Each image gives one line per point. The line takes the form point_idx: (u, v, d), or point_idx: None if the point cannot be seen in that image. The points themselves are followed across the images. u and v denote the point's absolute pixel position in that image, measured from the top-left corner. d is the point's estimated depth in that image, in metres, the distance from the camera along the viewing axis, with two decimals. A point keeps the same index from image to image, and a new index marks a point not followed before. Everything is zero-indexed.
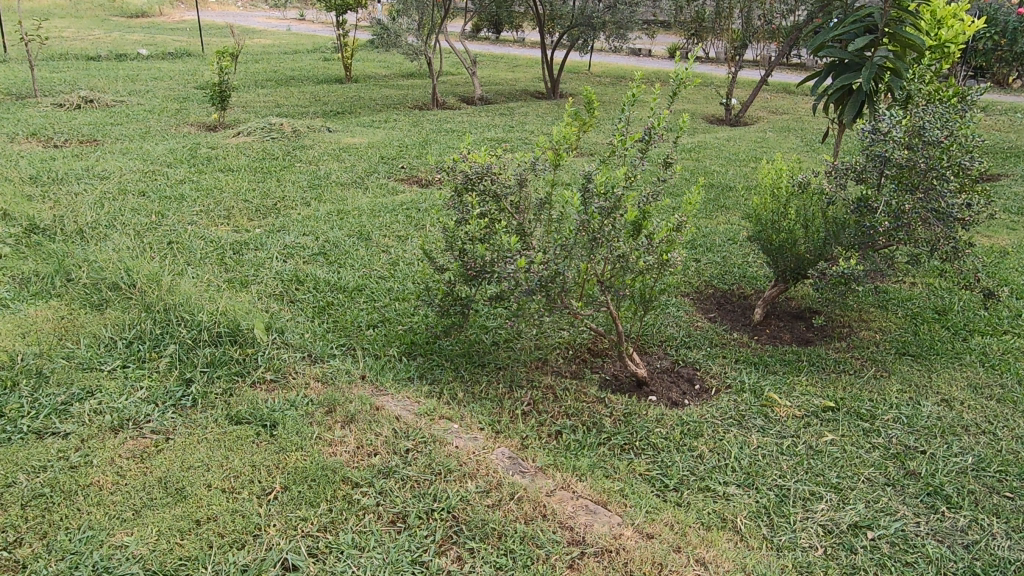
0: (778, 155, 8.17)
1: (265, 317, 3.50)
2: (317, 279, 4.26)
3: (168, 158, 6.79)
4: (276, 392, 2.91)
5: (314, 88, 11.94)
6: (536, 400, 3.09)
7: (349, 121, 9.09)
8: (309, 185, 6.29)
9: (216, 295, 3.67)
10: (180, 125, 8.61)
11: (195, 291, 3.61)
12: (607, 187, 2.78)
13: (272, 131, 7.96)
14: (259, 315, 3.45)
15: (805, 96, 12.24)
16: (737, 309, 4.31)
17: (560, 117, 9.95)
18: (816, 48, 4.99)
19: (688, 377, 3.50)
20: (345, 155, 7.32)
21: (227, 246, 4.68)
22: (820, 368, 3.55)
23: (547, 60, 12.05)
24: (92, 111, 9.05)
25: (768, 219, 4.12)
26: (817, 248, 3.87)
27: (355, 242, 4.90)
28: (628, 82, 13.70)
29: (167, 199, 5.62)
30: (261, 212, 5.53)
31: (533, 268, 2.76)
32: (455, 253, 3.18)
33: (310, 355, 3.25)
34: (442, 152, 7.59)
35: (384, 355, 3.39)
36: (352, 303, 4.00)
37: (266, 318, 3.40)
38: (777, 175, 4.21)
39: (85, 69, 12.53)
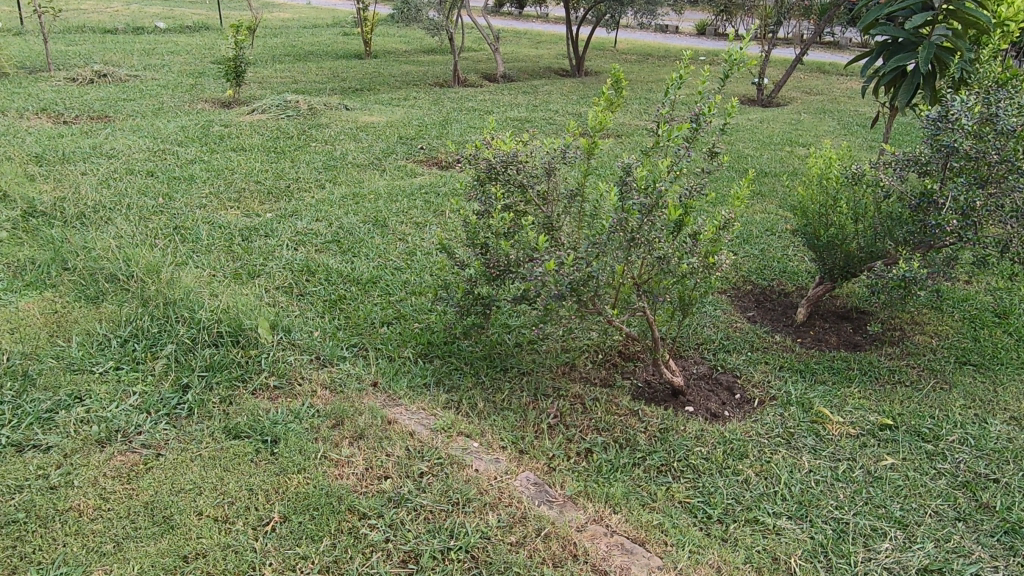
0: (815, 138, 7.80)
1: (271, 313, 3.25)
2: (328, 270, 4.01)
3: (180, 136, 6.55)
4: (279, 400, 2.67)
5: (332, 64, 11.64)
6: (563, 412, 2.83)
7: (368, 98, 8.81)
8: (325, 167, 6.03)
9: (220, 289, 3.43)
10: (194, 102, 8.37)
11: (197, 285, 3.37)
12: (648, 181, 2.49)
13: (287, 109, 7.69)
14: (265, 312, 3.21)
15: (841, 76, 11.78)
16: (778, 308, 4.01)
17: (586, 97, 9.60)
18: (867, 27, 4.62)
19: (728, 386, 3.22)
20: (362, 135, 7.05)
21: (236, 233, 4.45)
22: (873, 378, 3.25)
23: (572, 37, 11.68)
24: (104, 86, 8.82)
25: (815, 212, 3.80)
26: (870, 245, 3.55)
27: (371, 230, 4.64)
28: (656, 60, 13.29)
29: (176, 180, 5.38)
30: (274, 195, 5.28)
31: (563, 271, 2.47)
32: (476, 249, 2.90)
33: (318, 357, 3.00)
34: (463, 132, 7.31)
35: (398, 358, 3.14)
36: (365, 297, 3.75)
37: (271, 315, 3.16)
38: (826, 164, 3.87)
39: (101, 42, 12.31)
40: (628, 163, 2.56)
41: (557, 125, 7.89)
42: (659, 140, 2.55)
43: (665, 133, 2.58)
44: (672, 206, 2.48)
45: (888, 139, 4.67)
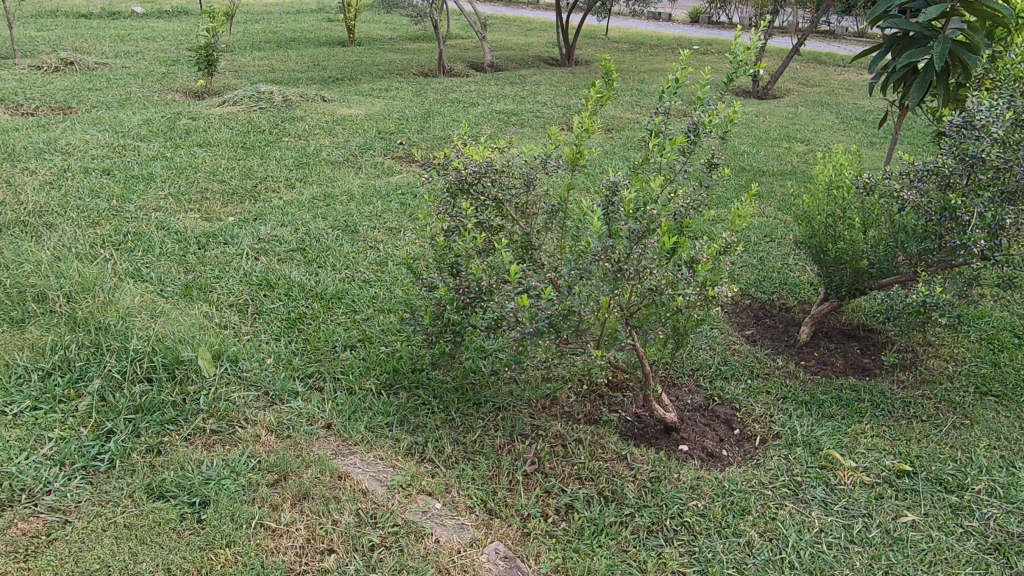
0: (813, 133, 7.48)
1: (217, 339, 2.90)
2: (290, 283, 3.67)
3: (143, 130, 6.17)
4: (217, 449, 2.33)
5: (313, 52, 11.23)
6: (542, 457, 2.51)
7: (347, 88, 8.42)
8: (296, 164, 5.67)
9: (162, 311, 3.08)
10: (163, 91, 7.97)
11: (136, 307, 3.02)
12: (639, 203, 2.16)
13: (261, 101, 7.31)
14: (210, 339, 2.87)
15: (838, 67, 11.48)
16: (778, 326, 3.70)
17: (575, 88, 9.25)
18: (874, 19, 4.25)
19: (725, 419, 2.92)
20: (339, 128, 6.69)
21: (192, 240, 4.09)
22: (885, 411, 2.94)
23: (562, 25, 11.30)
24: (70, 74, 8.40)
25: (820, 223, 3.48)
26: (882, 262, 3.23)
27: (340, 236, 4.30)
28: (648, 49, 12.93)
29: (133, 179, 5.01)
30: (238, 196, 4.92)
31: (541, 305, 2.14)
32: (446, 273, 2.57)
33: (267, 393, 2.67)
34: (445, 126, 6.95)
35: (359, 391, 2.81)
36: (327, 316, 3.41)
37: (215, 343, 2.81)
38: (834, 171, 3.54)
39: (72, 27, 11.84)
40: (617, 181, 2.22)
41: (545, 119, 7.55)
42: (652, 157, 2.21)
43: (660, 149, 2.24)
44: (667, 231, 2.15)
45: (896, 140, 4.33)
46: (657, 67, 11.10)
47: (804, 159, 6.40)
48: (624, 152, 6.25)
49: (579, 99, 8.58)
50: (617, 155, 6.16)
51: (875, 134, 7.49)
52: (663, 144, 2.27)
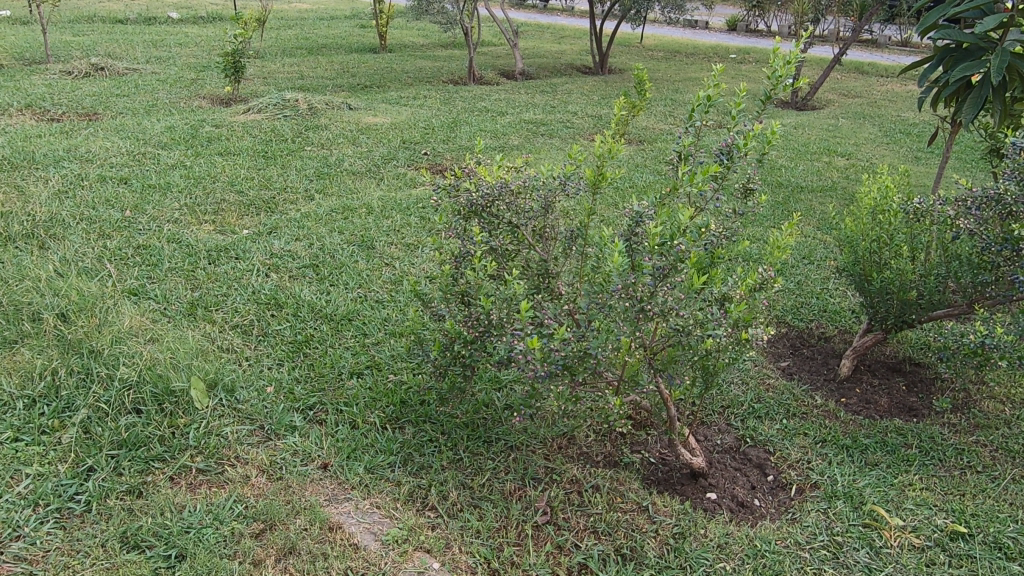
0: (855, 147, 7.19)
1: (214, 366, 2.73)
2: (299, 302, 3.51)
3: (165, 137, 6.09)
4: (202, 492, 2.16)
5: (343, 58, 11.16)
6: (556, 506, 2.31)
7: (374, 96, 8.30)
8: (317, 174, 5.54)
9: (161, 334, 2.93)
10: (190, 98, 7.91)
11: (133, 330, 2.87)
12: (665, 236, 1.94)
13: (286, 108, 7.20)
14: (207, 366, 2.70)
15: (880, 77, 11.12)
16: (817, 358, 3.45)
17: (607, 97, 9.03)
18: (925, 30, 3.97)
19: (758, 464, 2.68)
20: (363, 137, 6.55)
21: (202, 256, 3.96)
22: (936, 459, 2.69)
23: (596, 32, 11.08)
24: (99, 80, 8.39)
25: (865, 250, 3.22)
26: (933, 295, 2.97)
27: (356, 252, 4.14)
28: (683, 57, 12.67)
29: (150, 189, 4.92)
30: (255, 208, 4.79)
31: (554, 346, 1.94)
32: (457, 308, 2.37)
33: (262, 427, 2.50)
34: (471, 136, 6.78)
35: (363, 425, 2.63)
36: (336, 339, 3.24)
37: (210, 371, 2.64)
38: (881, 194, 3.28)
39: (107, 33, 11.91)
40: (642, 210, 2.00)
41: (574, 130, 7.35)
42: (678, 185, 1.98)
43: (688, 176, 2.02)
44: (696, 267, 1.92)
45: (947, 158, 4.04)
46: (692, 76, 10.84)
47: (845, 174, 6.12)
48: (655, 166, 6.02)
49: (611, 109, 8.37)
50: (648, 171, 5.95)
51: (920, 148, 7.17)
52: (692, 170, 2.04)
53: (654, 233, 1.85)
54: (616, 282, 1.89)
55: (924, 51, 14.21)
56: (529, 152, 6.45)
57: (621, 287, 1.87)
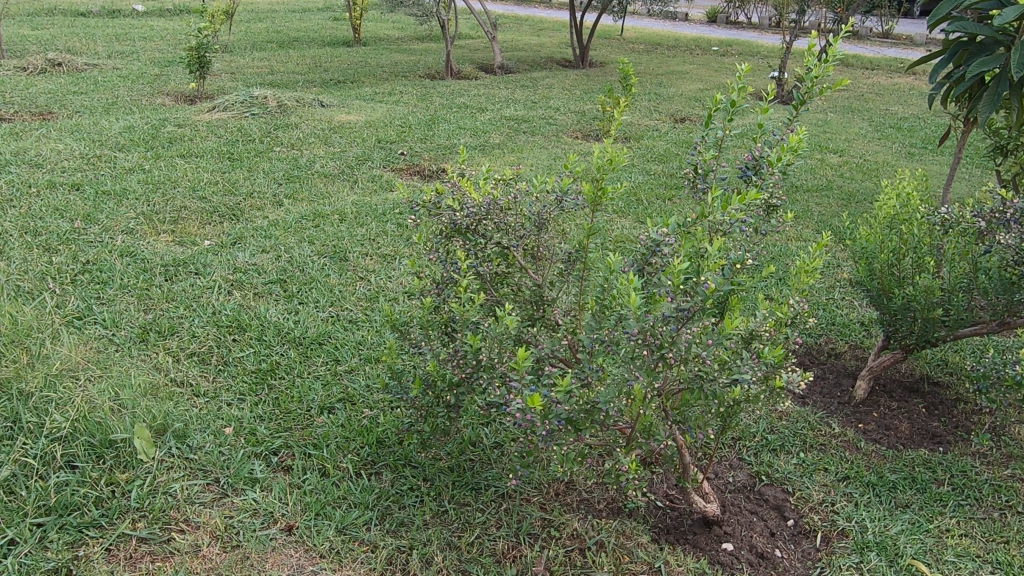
0: (847, 142, 6.97)
1: (162, 408, 2.40)
2: (263, 324, 3.19)
3: (123, 139, 5.70)
4: (144, 568, 1.84)
5: (316, 52, 10.77)
6: (557, 568, 2.03)
7: (348, 92, 7.94)
8: (286, 177, 5.20)
9: (104, 371, 2.59)
10: (153, 95, 7.51)
11: (73, 366, 2.53)
12: (686, 269, 1.65)
13: (254, 106, 6.83)
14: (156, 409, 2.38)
15: (866, 70, 10.93)
16: (829, 377, 3.19)
17: (590, 92, 8.74)
18: (935, 22, 3.71)
19: (776, 505, 2.41)
20: (336, 136, 6.21)
21: (158, 272, 3.62)
22: (971, 498, 2.45)
23: (577, 25, 10.78)
24: (57, 77, 7.96)
25: (883, 264, 2.96)
26: (960, 314, 2.72)
27: (327, 264, 3.82)
28: (665, 50, 12.41)
29: (103, 196, 4.56)
30: (218, 216, 4.45)
31: (556, 400, 1.64)
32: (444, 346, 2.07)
33: (218, 481, 2.18)
34: (450, 135, 6.47)
35: (335, 473, 2.33)
36: (304, 367, 2.93)
37: (157, 416, 2.32)
38: (900, 201, 3.02)
39: (68, 26, 11.43)
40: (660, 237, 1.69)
41: (558, 127, 7.05)
42: (705, 212, 1.68)
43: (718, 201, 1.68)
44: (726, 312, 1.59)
45: (959, 159, 3.78)
46: (675, 69, 10.58)
47: (841, 172, 5.88)
48: (644, 166, 5.76)
49: (594, 104, 8.08)
50: (636, 171, 5.67)
51: (914, 144, 6.96)
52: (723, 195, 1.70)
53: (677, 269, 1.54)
54: (631, 325, 1.57)
55: (907, 43, 14.06)
56: (511, 151, 6.15)
57: (638, 332, 1.56)
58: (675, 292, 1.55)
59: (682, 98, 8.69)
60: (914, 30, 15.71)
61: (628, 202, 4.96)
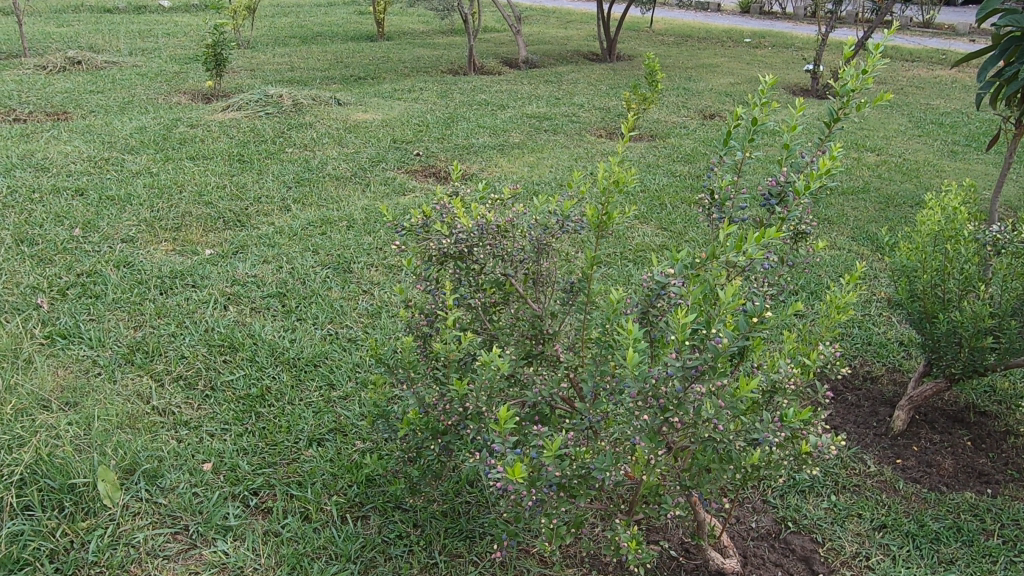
0: (885, 140, 6.63)
1: (133, 446, 2.25)
2: (257, 344, 3.01)
3: (133, 140, 5.58)
4: None
5: (338, 47, 10.63)
6: None
7: (367, 89, 7.77)
8: (296, 180, 5.04)
9: (79, 405, 2.45)
10: (170, 93, 7.41)
11: (42, 404, 2.41)
12: (696, 317, 1.41)
13: (269, 104, 6.68)
14: (126, 447, 2.22)
15: (906, 62, 10.50)
16: (863, 405, 2.93)
17: (616, 87, 8.48)
18: (985, 16, 3.39)
19: (803, 557, 2.18)
20: (351, 136, 6.03)
21: (153, 285, 3.47)
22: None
23: (604, 18, 10.48)
24: (75, 75, 7.89)
25: (925, 285, 2.69)
26: (1014, 344, 2.45)
27: (330, 276, 3.64)
28: (696, 42, 12.06)
29: (107, 202, 4.43)
30: (223, 222, 4.30)
31: (545, 464, 1.42)
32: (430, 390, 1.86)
33: (187, 528, 2.01)
34: (468, 134, 6.26)
35: (318, 516, 2.14)
36: (296, 393, 2.74)
37: (125, 457, 2.17)
38: (946, 215, 2.74)
39: (92, 23, 11.41)
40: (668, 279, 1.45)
41: (580, 124, 6.81)
42: (717, 252, 1.43)
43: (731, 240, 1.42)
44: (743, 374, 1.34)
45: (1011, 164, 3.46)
46: (705, 62, 10.25)
47: (878, 172, 5.57)
48: (668, 168, 5.51)
49: (619, 100, 7.82)
50: (661, 173, 5.41)
51: (956, 141, 6.61)
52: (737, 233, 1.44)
53: (682, 323, 1.30)
54: (629, 385, 1.33)
55: (949, 33, 13.55)
56: (530, 151, 5.93)
57: (637, 392, 1.33)
58: (680, 349, 1.31)
59: (711, 93, 8.38)
60: (957, 19, 15.15)
61: (651, 205, 4.71)
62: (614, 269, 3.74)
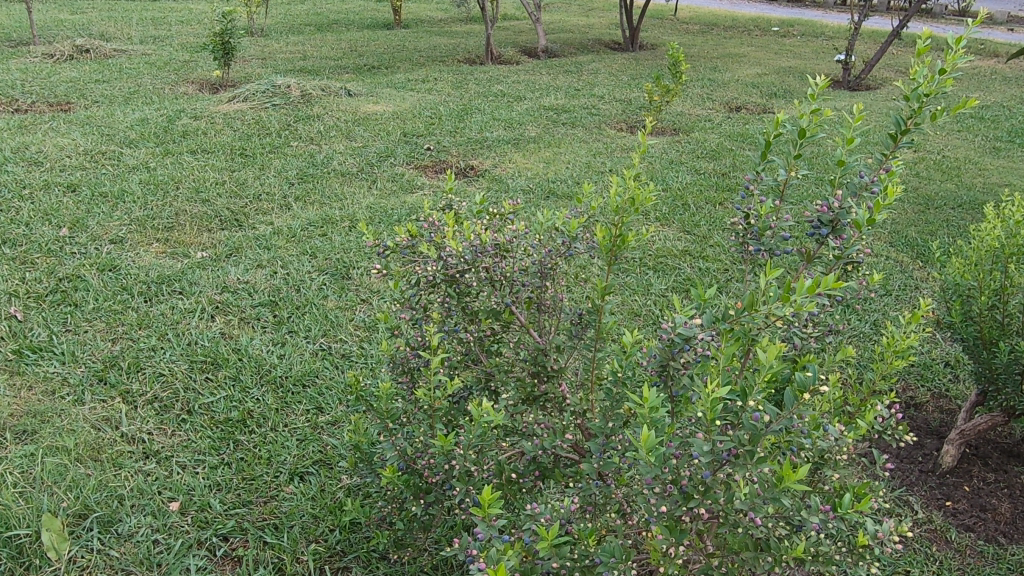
0: (922, 135, 6.28)
1: (87, 486, 2.07)
2: (242, 360, 2.77)
3: (133, 133, 5.37)
4: None
5: (353, 36, 10.37)
6: None
7: (379, 79, 7.51)
8: (300, 176, 4.80)
9: (36, 436, 2.25)
10: (177, 83, 7.19)
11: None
12: (727, 382, 1.13)
13: (276, 95, 6.44)
14: (75, 494, 2.03)
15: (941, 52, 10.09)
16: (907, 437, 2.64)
17: (637, 78, 8.16)
18: None
19: None
20: (359, 129, 5.79)
21: (137, 291, 3.24)
22: None
23: (627, 5, 10.12)
24: (82, 64, 7.69)
25: (982, 306, 2.39)
26: None
27: (327, 283, 3.40)
28: (721, 31, 11.68)
29: (99, 199, 4.21)
30: (219, 222, 4.07)
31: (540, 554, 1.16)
32: (414, 440, 1.59)
33: None
34: (482, 127, 6.00)
35: (293, 569, 1.90)
36: (280, 417, 2.50)
37: (74, 501, 2.01)
38: (1006, 227, 2.43)
39: (104, 10, 11.21)
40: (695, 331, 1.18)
41: (600, 117, 6.51)
42: (754, 303, 1.14)
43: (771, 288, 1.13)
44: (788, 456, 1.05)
45: None
46: (730, 52, 9.89)
47: (915, 170, 5.24)
48: (691, 165, 5.21)
49: (641, 92, 7.51)
50: (684, 170, 5.12)
51: (998, 136, 6.25)
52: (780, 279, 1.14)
53: (710, 396, 1.02)
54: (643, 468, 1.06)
55: (985, 22, 13.07)
56: (547, 145, 5.66)
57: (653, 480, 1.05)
58: (709, 429, 1.04)
59: (737, 84, 8.04)
60: (994, 8, 14.62)
61: (673, 206, 4.42)
62: (633, 279, 3.48)
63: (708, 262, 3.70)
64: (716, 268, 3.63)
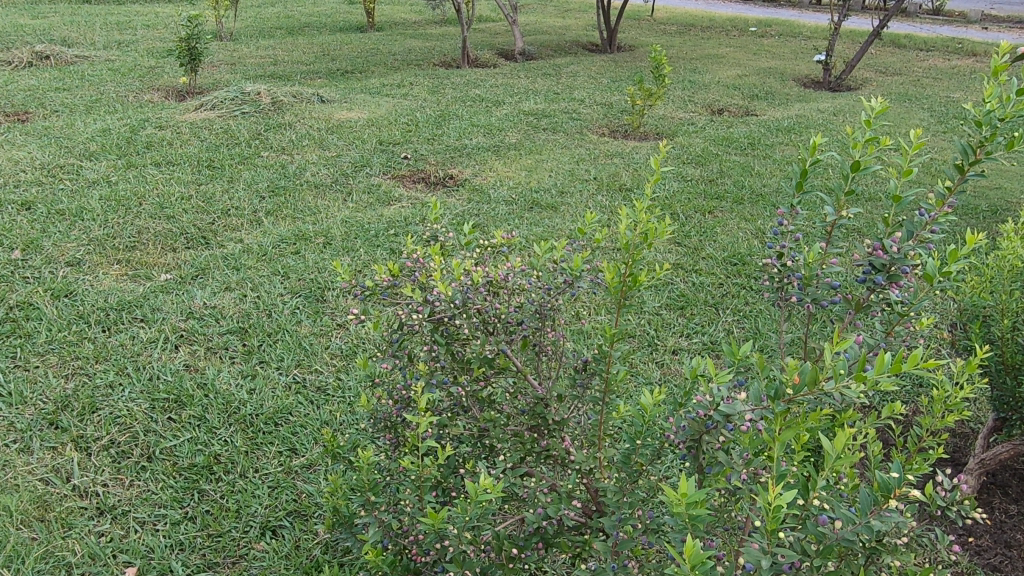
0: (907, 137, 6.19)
1: (28, 558, 1.87)
2: (209, 396, 2.55)
3: (94, 144, 5.10)
4: None
5: (325, 39, 10.12)
6: None
7: (353, 84, 7.28)
8: (270, 188, 4.57)
9: None
10: (142, 90, 6.91)
11: None
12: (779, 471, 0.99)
13: (245, 103, 6.20)
14: (14, 566, 1.84)
15: (920, 52, 10.05)
16: None
17: (618, 81, 8.00)
18: None
19: None
20: (332, 137, 5.56)
21: (94, 320, 3.00)
22: None
23: (605, 5, 9.96)
24: (41, 71, 7.38)
25: (1006, 331, 2.19)
26: None
27: (300, 307, 3.19)
28: (699, 32, 11.57)
29: (55, 217, 3.96)
30: (185, 240, 3.84)
31: None
32: (400, 511, 1.40)
33: None
34: (460, 134, 5.80)
35: None
36: (251, 461, 2.29)
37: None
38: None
39: (66, 15, 10.86)
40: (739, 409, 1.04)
41: (582, 122, 6.34)
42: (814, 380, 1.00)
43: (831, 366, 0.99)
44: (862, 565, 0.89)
45: None
46: (710, 53, 9.77)
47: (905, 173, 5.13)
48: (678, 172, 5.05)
49: (622, 95, 7.35)
50: (670, 176, 4.96)
51: None
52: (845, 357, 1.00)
53: (773, 502, 0.89)
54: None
55: (960, 21, 13.10)
56: (528, 152, 5.47)
57: None
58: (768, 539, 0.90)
59: (719, 86, 7.91)
60: (967, 7, 14.66)
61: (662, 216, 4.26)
62: None
63: (701, 276, 3.53)
64: (711, 282, 3.45)
